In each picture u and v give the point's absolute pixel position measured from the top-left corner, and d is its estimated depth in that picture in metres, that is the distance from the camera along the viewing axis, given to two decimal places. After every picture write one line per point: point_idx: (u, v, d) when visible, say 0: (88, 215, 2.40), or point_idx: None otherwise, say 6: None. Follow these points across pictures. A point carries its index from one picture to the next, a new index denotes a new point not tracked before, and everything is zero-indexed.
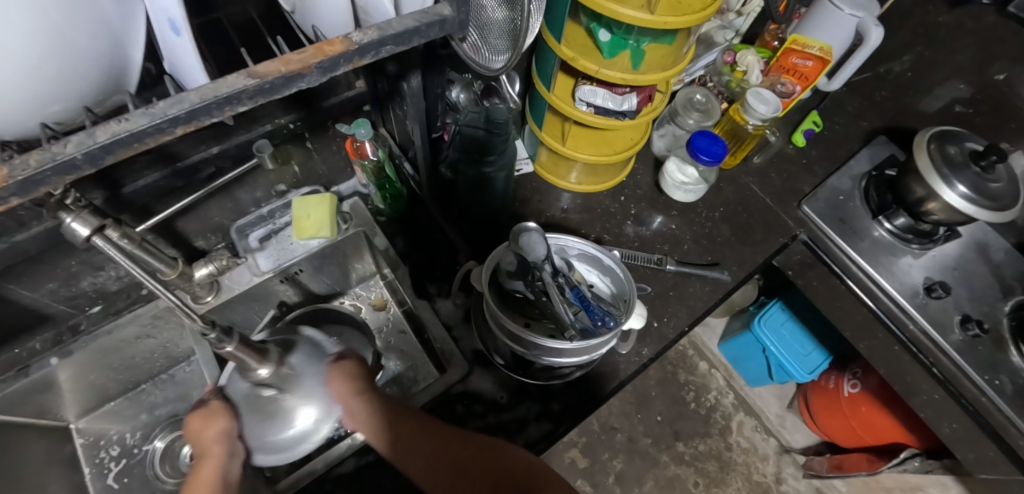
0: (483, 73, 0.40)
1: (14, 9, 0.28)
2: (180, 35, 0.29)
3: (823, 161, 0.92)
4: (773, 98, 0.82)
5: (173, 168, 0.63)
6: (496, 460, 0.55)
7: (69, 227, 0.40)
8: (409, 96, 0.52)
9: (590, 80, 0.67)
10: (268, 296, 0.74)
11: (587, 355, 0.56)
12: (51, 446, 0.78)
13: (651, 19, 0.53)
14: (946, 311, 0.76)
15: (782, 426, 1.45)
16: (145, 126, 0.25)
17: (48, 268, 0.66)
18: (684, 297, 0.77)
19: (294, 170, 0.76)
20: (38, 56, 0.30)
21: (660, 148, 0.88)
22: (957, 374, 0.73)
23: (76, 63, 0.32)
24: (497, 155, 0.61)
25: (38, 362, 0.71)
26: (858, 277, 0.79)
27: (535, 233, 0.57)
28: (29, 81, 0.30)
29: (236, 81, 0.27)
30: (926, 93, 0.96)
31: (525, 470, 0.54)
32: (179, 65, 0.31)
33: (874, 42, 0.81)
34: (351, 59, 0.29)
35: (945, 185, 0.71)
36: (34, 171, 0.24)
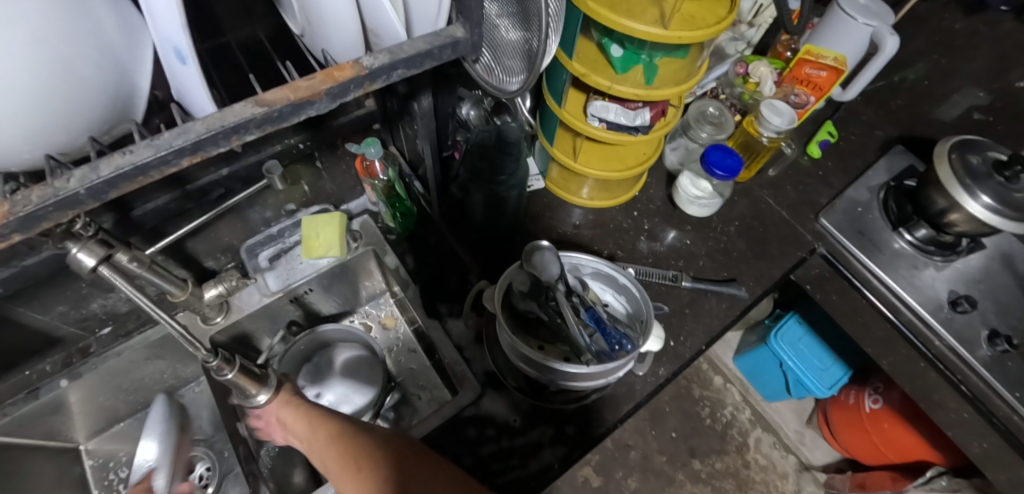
0: (497, 95, 0.39)
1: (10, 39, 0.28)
2: (185, 63, 0.28)
3: (840, 173, 0.90)
4: (789, 110, 0.80)
5: (183, 191, 0.62)
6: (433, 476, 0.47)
7: (75, 257, 0.40)
8: (419, 115, 0.51)
9: (601, 95, 0.66)
10: (278, 316, 0.74)
11: (604, 379, 0.54)
12: (59, 470, 0.77)
13: (663, 34, 0.52)
14: (973, 326, 0.73)
15: (801, 443, 1.40)
16: (149, 158, 0.24)
17: (59, 290, 0.65)
18: (701, 314, 0.75)
19: (303, 189, 0.75)
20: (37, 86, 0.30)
21: (673, 161, 0.87)
22: (987, 392, 0.70)
23: (77, 97, 0.32)
24: (507, 175, 0.59)
25: (48, 384, 0.70)
26: (880, 292, 0.77)
27: (549, 251, 0.56)
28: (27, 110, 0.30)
29: (243, 110, 0.26)
30: (944, 100, 0.95)
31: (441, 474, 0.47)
32: (187, 93, 0.30)
33: (889, 52, 0.80)
34: (361, 84, 0.28)
35: (967, 195, 0.69)
36: (35, 207, 0.23)
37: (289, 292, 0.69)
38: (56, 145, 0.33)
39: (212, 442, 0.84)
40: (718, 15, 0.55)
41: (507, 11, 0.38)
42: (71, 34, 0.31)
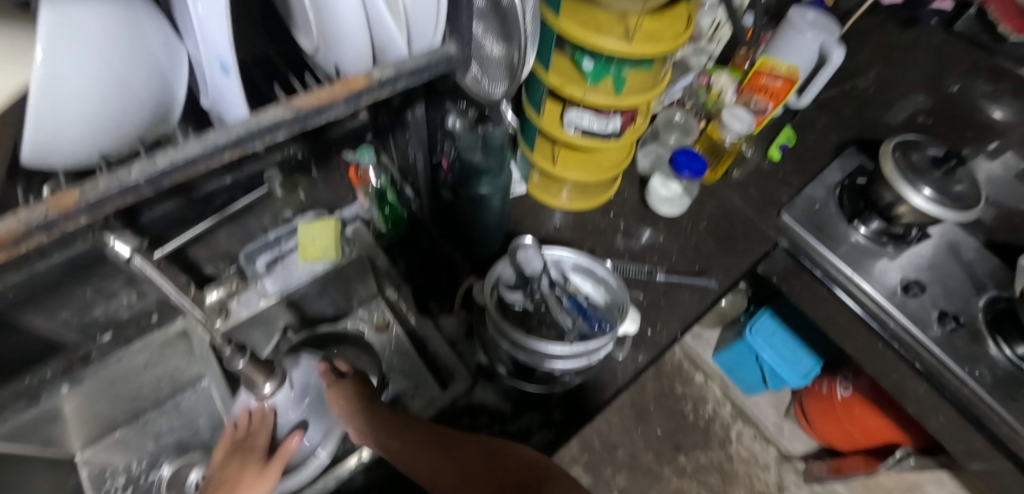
0: (484, 101, 0.45)
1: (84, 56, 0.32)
2: (227, 74, 0.33)
3: (798, 173, 0.98)
4: (747, 115, 0.88)
5: (188, 199, 0.66)
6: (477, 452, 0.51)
7: (112, 249, 0.45)
8: (412, 123, 0.57)
9: (576, 104, 0.72)
10: (274, 319, 0.76)
11: (586, 360, 0.60)
12: (57, 479, 0.78)
13: (630, 49, 0.59)
14: (924, 308, 0.80)
15: (780, 435, 1.46)
16: (199, 152, 0.29)
17: (64, 296, 0.68)
18: (675, 305, 0.80)
19: (299, 197, 0.79)
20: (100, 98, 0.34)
21: (644, 166, 0.94)
22: (938, 367, 0.76)
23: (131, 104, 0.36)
24: (492, 178, 0.63)
25: (49, 390, 0.71)
26: (839, 280, 0.84)
27: (531, 248, 0.61)
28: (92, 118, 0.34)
29: (276, 112, 0.31)
30: (890, 106, 1.04)
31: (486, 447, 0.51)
32: (222, 99, 0.35)
33: (836, 61, 0.89)
34: (373, 92, 0.33)
35: (912, 189, 0.76)
36: (103, 193, 0.28)
37: (286, 296, 0.73)
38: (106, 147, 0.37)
39: (210, 447, 0.86)
40: (678, 31, 0.62)
41: (489, 30, 0.44)
42: (128, 50, 0.34)
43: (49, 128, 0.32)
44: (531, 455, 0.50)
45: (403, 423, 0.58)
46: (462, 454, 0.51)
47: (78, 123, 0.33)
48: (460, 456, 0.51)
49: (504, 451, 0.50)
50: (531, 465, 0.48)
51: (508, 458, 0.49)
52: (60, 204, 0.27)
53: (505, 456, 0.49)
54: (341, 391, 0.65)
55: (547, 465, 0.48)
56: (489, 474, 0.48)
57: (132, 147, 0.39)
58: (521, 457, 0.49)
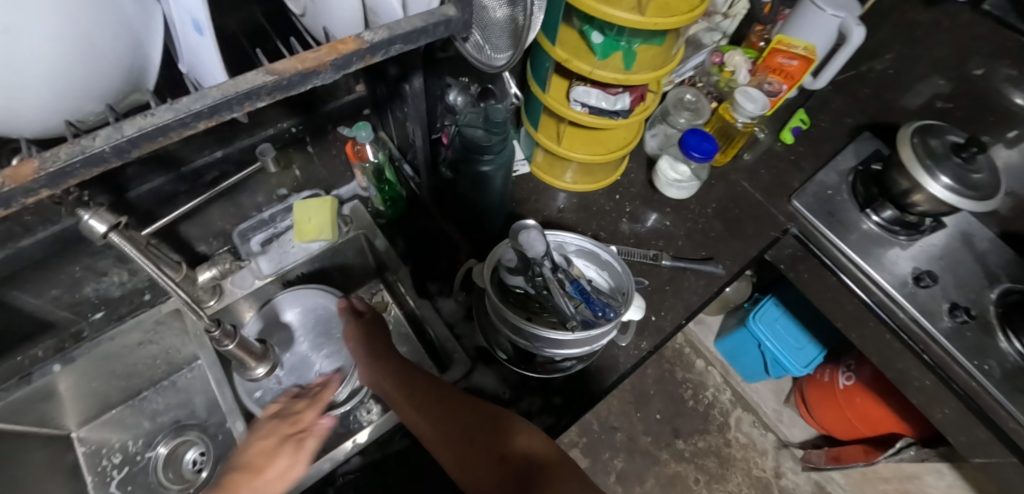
0: (485, 71, 0.42)
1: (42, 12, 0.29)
2: (202, 34, 0.30)
3: (811, 157, 0.94)
4: (761, 96, 0.84)
5: (178, 173, 0.63)
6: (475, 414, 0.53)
7: (87, 224, 0.42)
8: (410, 97, 0.54)
9: (583, 81, 0.70)
10: (268, 298, 0.75)
11: (587, 346, 0.58)
12: (52, 455, 0.77)
13: (642, 21, 0.55)
14: (935, 300, 0.78)
15: (780, 421, 1.45)
16: (170, 120, 0.26)
17: (53, 274, 0.66)
18: (680, 290, 0.78)
19: (295, 174, 0.77)
20: (65, 59, 0.31)
21: (652, 146, 0.90)
22: (947, 360, 0.75)
23: (98, 67, 0.33)
24: (494, 154, 0.60)
25: (41, 369, 0.71)
26: (849, 269, 0.82)
27: (534, 230, 0.58)
28: (56, 80, 0.31)
29: (256, 78, 0.28)
30: (907, 89, 1.00)
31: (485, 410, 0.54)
32: (199, 63, 0.32)
33: (857, 41, 0.84)
34: (363, 57, 0.30)
35: (928, 176, 0.73)
36: (64, 163, 0.25)
37: (281, 275, 0.72)
38: (76, 113, 0.34)
39: (206, 426, 0.86)
40: (692, 3, 0.58)
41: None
42: (94, 7, 0.32)
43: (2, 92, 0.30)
44: (539, 439, 0.51)
45: (413, 371, 0.60)
46: (470, 416, 0.53)
47: (34, 87, 0.31)
48: (466, 418, 0.53)
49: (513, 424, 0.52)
50: (540, 454, 0.49)
51: (517, 436, 0.51)
52: (17, 175, 0.25)
53: (515, 435, 0.50)
54: (359, 334, 0.66)
55: (556, 456, 0.49)
56: (493, 446, 0.50)
57: (104, 116, 0.36)
58: (528, 437, 0.51)
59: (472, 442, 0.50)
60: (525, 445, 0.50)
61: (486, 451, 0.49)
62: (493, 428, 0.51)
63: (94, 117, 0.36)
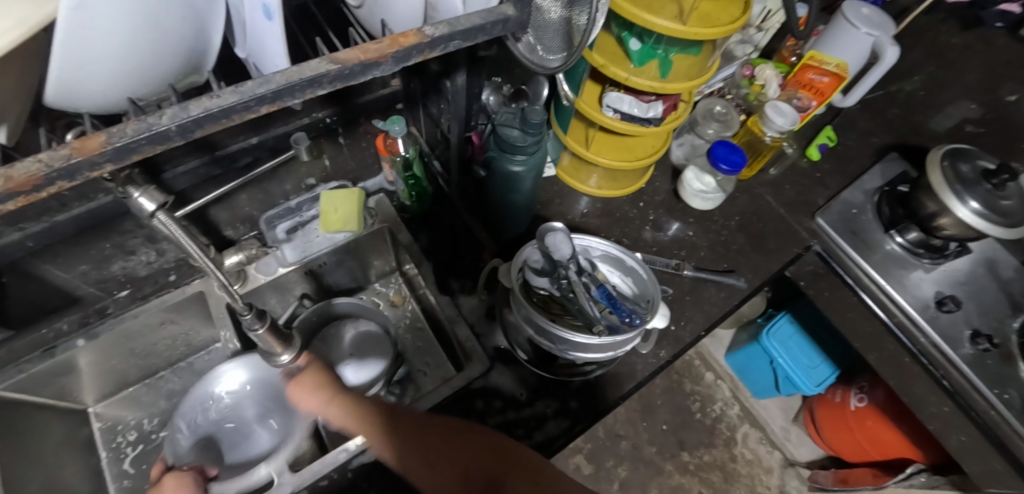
0: (538, 72, 0.42)
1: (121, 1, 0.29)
2: (271, 19, 0.31)
3: (837, 175, 0.94)
4: (792, 111, 0.84)
5: (212, 157, 0.64)
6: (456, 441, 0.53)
7: (137, 202, 0.41)
8: (451, 94, 0.53)
9: (617, 87, 0.69)
10: (293, 285, 0.76)
11: (612, 351, 0.57)
12: (69, 429, 0.78)
13: (682, 29, 0.55)
14: (956, 325, 0.77)
15: (786, 439, 1.45)
16: (235, 102, 0.27)
17: (83, 250, 0.66)
18: (700, 301, 0.78)
19: (324, 164, 0.78)
20: (137, 39, 0.32)
21: (679, 156, 0.90)
22: (966, 387, 0.73)
23: (163, 47, 0.34)
24: (526, 155, 0.60)
25: (65, 343, 0.71)
26: (871, 290, 0.81)
27: (561, 233, 0.59)
28: (124, 61, 0.32)
29: (319, 65, 0.28)
30: (938, 111, 0.99)
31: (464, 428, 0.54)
32: (265, 46, 0.33)
33: (890, 61, 0.84)
34: (423, 51, 0.31)
35: (957, 201, 0.72)
36: (129, 139, 0.26)
37: (305, 264, 0.73)
38: (137, 91, 0.35)
39: None
40: (733, 14, 0.59)
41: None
42: None
43: (79, 68, 0.30)
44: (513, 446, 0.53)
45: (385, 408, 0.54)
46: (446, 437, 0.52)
47: (106, 66, 0.31)
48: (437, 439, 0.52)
49: (486, 436, 0.53)
50: (507, 454, 0.52)
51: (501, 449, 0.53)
52: (84, 147, 0.25)
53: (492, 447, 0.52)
54: (312, 383, 0.54)
55: (539, 464, 0.52)
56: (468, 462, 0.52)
57: (163, 94, 0.37)
58: (495, 442, 0.53)
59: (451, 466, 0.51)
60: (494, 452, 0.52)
61: (458, 466, 0.51)
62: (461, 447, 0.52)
63: (153, 94, 0.37)
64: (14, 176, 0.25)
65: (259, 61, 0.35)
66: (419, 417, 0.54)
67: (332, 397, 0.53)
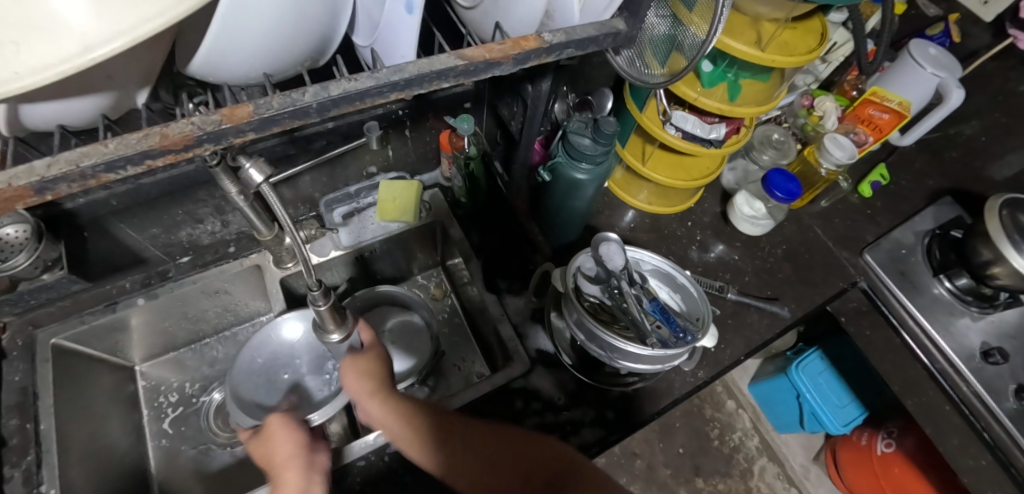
0: (637, 86, 0.44)
1: None
2: (413, 13, 0.34)
3: (888, 214, 0.93)
4: (851, 145, 0.83)
5: (290, 137, 0.66)
6: (509, 443, 0.56)
7: (246, 173, 0.44)
8: (532, 99, 0.55)
9: (682, 107, 0.71)
10: (345, 268, 0.79)
11: (660, 365, 0.58)
12: (116, 384, 0.82)
13: (760, 56, 0.56)
14: (1001, 378, 0.75)
15: (805, 478, 1.42)
16: (370, 87, 0.29)
17: (156, 214, 0.69)
18: (742, 326, 0.78)
19: (388, 154, 0.78)
20: (281, 21, 0.33)
21: (729, 180, 0.91)
22: (1008, 442, 0.72)
23: (303, 32, 0.35)
24: (591, 165, 0.61)
25: (126, 300, 0.75)
26: (914, 331, 0.80)
27: (615, 243, 0.61)
28: (265, 40, 0.34)
29: (448, 59, 0.30)
30: (999, 159, 0.97)
31: (514, 436, 0.57)
32: (399, 39, 0.36)
33: (953, 103, 0.84)
34: (540, 56, 0.32)
35: (1015, 250, 0.71)
36: (274, 111, 0.28)
37: (359, 249, 0.75)
38: (274, 68, 0.37)
39: None
40: (809, 45, 0.59)
41: (664, 13, 0.42)
42: None
43: (232, 41, 0.33)
44: (562, 449, 0.56)
45: (434, 416, 0.56)
46: (487, 447, 0.55)
47: (252, 43, 0.33)
48: (490, 448, 0.55)
49: (536, 440, 0.57)
50: (555, 454, 0.55)
51: (552, 451, 0.56)
52: (233, 115, 0.28)
53: (544, 447, 0.56)
54: (363, 370, 0.55)
55: (581, 460, 0.56)
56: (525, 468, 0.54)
57: (294, 70, 0.39)
58: (550, 445, 0.56)
59: (500, 473, 0.54)
60: (548, 454, 0.55)
61: (517, 471, 0.54)
62: (517, 455, 0.55)
63: (281, 75, 0.39)
64: (169, 135, 0.27)
65: (386, 51, 0.37)
66: (466, 423, 0.58)
67: (378, 386, 0.55)
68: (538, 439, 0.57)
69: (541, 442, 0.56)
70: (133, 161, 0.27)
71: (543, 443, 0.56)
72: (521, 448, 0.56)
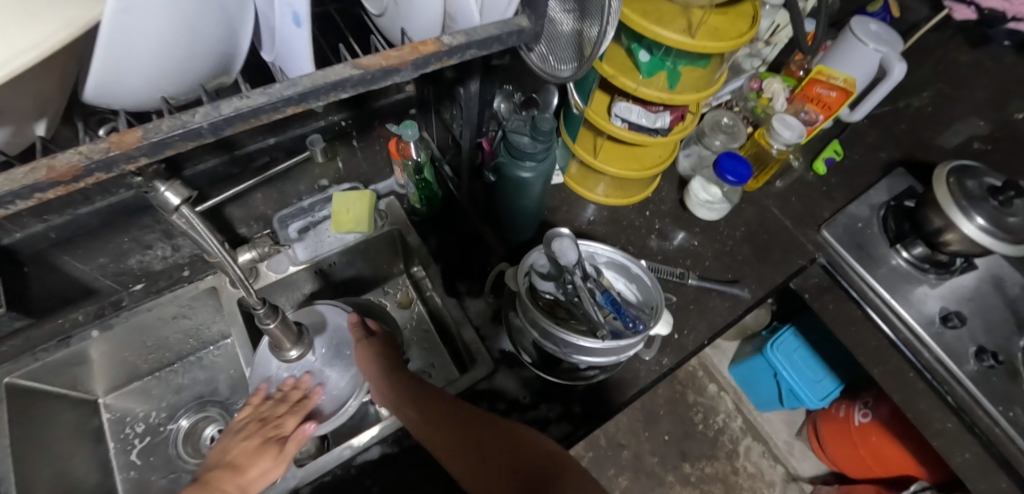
0: (548, 81, 0.44)
1: (159, 18, 0.31)
2: (299, 26, 0.34)
3: (844, 188, 0.94)
4: (798, 124, 0.85)
5: (231, 156, 0.66)
6: (494, 434, 0.53)
7: (162, 197, 0.43)
8: (464, 100, 0.55)
9: (626, 97, 0.71)
10: (304, 283, 0.78)
11: (615, 356, 0.58)
12: (79, 420, 0.79)
13: (690, 43, 0.57)
14: (961, 342, 0.76)
15: (789, 453, 1.44)
16: (263, 103, 0.28)
17: (102, 243, 0.68)
18: (705, 310, 0.79)
19: (337, 166, 0.80)
20: (173, 43, 0.34)
21: (685, 167, 0.91)
22: (970, 403, 0.73)
23: (197, 50, 0.36)
24: (534, 162, 0.62)
25: (79, 334, 0.73)
26: (876, 304, 0.81)
27: (567, 239, 0.60)
28: (160, 61, 0.34)
29: (343, 70, 0.30)
30: (947, 127, 0.99)
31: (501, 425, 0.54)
32: (292, 52, 0.36)
33: (896, 76, 0.85)
34: (441, 59, 0.32)
35: (963, 216, 0.72)
36: (164, 135, 0.27)
37: (316, 263, 0.75)
38: (171, 90, 0.38)
39: (227, 405, 0.87)
40: (741, 29, 0.60)
41: (567, 7, 0.44)
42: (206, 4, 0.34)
43: (116, 67, 0.32)
44: (549, 446, 0.52)
45: (429, 398, 0.58)
46: (479, 432, 0.54)
47: (146, 67, 0.34)
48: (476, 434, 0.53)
49: (520, 434, 0.53)
50: (539, 452, 0.51)
51: (537, 445, 0.51)
52: (122, 142, 0.27)
53: (527, 443, 0.51)
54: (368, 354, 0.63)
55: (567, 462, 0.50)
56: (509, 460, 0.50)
57: (195, 93, 0.40)
58: (534, 443, 0.52)
59: (487, 463, 0.51)
60: (528, 453, 0.51)
61: (499, 464, 0.50)
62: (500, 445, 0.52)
63: (183, 95, 0.39)
64: (56, 166, 0.26)
65: (288, 63, 0.38)
66: (455, 410, 0.56)
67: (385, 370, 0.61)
68: (522, 434, 0.53)
69: (528, 437, 0.52)
70: (21, 196, 0.26)
71: (531, 439, 0.52)
72: (504, 439, 0.52)
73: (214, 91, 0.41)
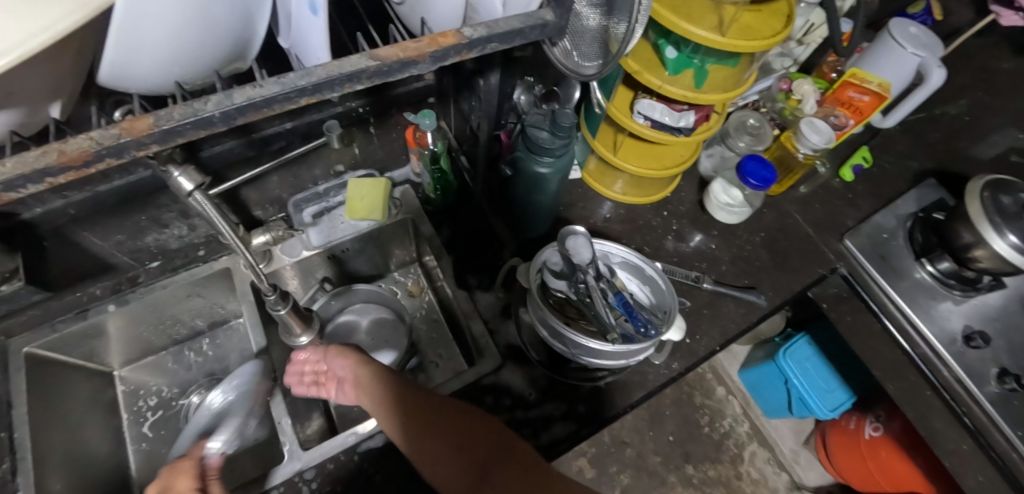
0: (572, 78, 0.44)
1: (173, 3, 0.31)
2: (316, 14, 0.33)
3: (870, 197, 0.91)
4: (827, 129, 0.82)
5: (248, 139, 0.66)
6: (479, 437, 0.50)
7: (176, 181, 0.43)
8: (483, 93, 0.55)
9: (649, 94, 0.69)
10: (316, 268, 0.78)
11: (624, 359, 0.58)
12: (95, 390, 0.81)
13: (721, 41, 0.54)
14: (984, 362, 0.74)
15: (795, 462, 1.42)
16: (276, 93, 0.28)
17: (119, 221, 0.69)
18: (718, 315, 0.77)
19: (354, 152, 0.79)
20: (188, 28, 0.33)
21: (707, 167, 0.89)
22: (988, 425, 0.70)
23: (213, 35, 0.36)
24: (552, 158, 0.60)
25: (96, 307, 0.74)
26: (896, 318, 0.78)
27: (582, 237, 0.58)
28: (175, 46, 0.34)
29: (359, 61, 0.29)
30: (984, 138, 0.95)
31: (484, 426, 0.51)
32: (310, 41, 0.36)
33: (935, 83, 0.81)
34: (460, 52, 0.32)
35: (995, 233, 0.69)
36: (175, 122, 0.27)
37: (329, 248, 0.74)
38: (183, 76, 0.37)
39: None
40: (774, 28, 0.57)
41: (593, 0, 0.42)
42: None
43: (130, 51, 0.32)
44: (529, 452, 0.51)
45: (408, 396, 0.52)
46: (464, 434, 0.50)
47: (161, 52, 0.33)
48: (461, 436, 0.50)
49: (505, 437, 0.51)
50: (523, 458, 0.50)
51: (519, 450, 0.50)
52: (134, 128, 0.27)
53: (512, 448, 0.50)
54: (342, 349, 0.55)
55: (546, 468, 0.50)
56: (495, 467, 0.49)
57: (209, 79, 0.40)
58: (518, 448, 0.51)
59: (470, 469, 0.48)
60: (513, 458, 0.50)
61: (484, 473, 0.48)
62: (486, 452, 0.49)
63: (198, 81, 0.39)
64: (67, 151, 0.26)
65: (305, 52, 0.37)
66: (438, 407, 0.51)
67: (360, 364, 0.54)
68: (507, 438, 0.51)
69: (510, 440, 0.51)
70: (32, 180, 0.26)
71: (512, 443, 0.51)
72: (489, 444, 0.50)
73: (229, 76, 0.41)
